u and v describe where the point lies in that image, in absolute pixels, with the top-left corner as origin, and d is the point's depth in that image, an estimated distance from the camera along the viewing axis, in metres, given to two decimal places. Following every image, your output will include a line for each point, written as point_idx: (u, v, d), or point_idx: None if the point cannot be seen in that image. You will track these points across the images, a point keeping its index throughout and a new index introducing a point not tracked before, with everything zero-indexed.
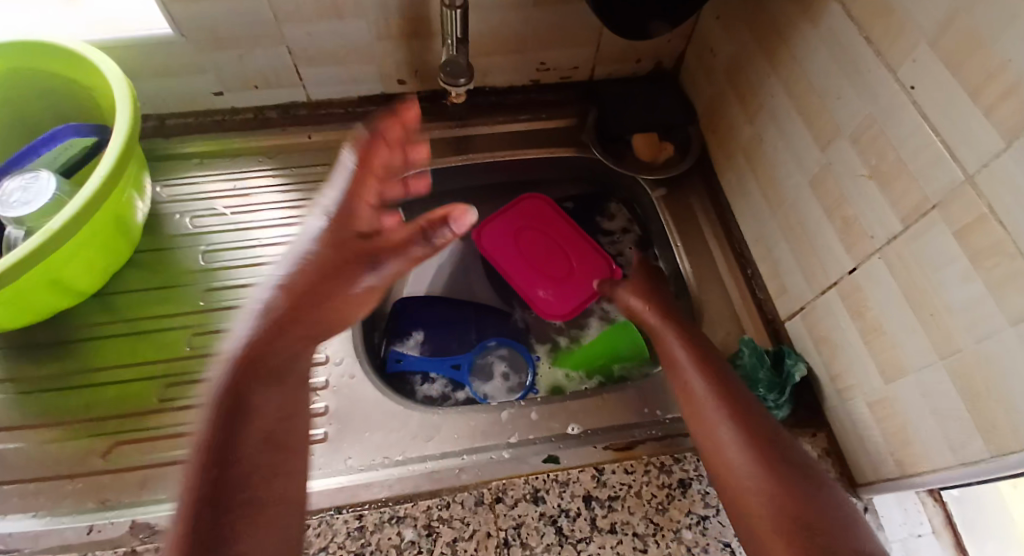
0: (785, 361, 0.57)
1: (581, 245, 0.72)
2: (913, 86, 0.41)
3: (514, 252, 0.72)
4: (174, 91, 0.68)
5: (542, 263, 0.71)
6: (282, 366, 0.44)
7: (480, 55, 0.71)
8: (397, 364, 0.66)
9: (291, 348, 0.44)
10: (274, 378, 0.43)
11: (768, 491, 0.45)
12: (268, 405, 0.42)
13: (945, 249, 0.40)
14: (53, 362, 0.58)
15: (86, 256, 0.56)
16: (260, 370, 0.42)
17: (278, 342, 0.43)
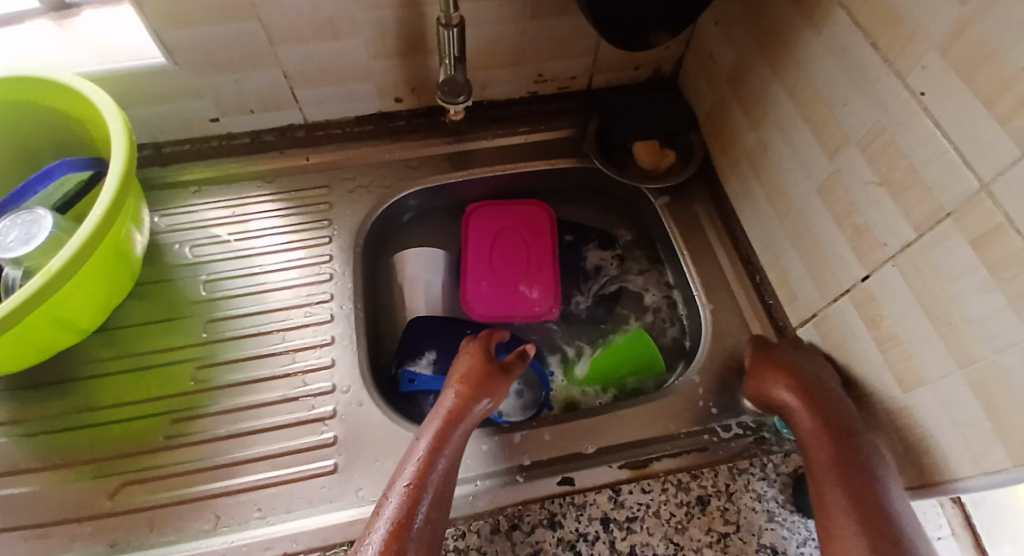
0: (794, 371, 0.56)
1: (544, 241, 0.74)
2: (922, 92, 0.41)
3: (484, 263, 0.73)
4: (170, 119, 0.68)
5: (507, 267, 0.73)
6: (451, 468, 0.47)
7: (477, 70, 0.70)
8: (410, 384, 0.65)
9: (455, 451, 0.48)
10: (445, 477, 0.46)
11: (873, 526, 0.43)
12: (441, 499, 0.45)
13: (962, 258, 0.39)
14: (58, 402, 0.58)
15: (87, 293, 0.56)
16: (435, 472, 0.46)
17: (447, 444, 0.48)
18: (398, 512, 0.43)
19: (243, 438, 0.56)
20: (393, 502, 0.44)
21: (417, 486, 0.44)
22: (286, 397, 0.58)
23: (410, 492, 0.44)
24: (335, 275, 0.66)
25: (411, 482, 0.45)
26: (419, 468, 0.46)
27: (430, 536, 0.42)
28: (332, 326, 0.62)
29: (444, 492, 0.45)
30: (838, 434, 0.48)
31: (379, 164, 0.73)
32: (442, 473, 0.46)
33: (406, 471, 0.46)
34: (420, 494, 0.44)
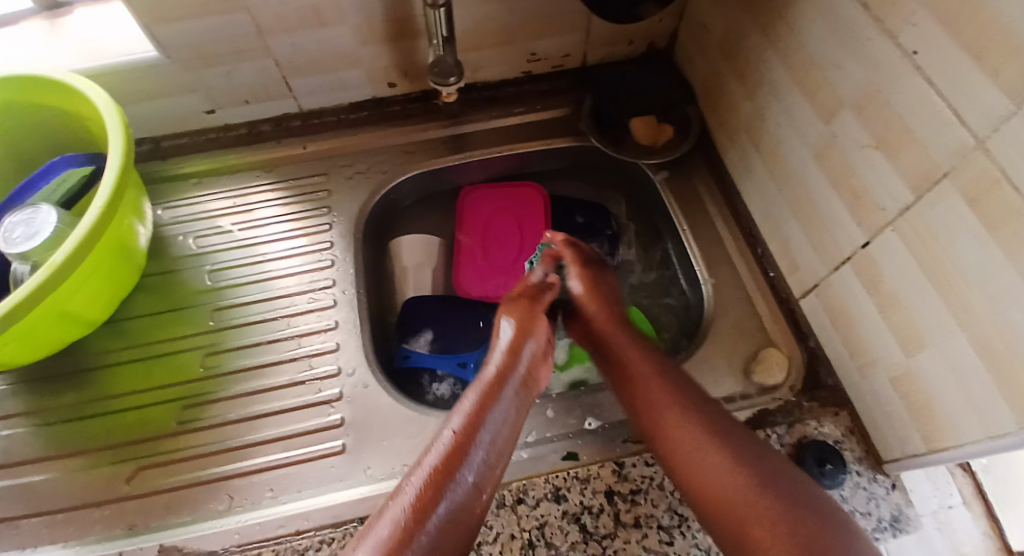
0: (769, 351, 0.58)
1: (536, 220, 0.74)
2: (915, 51, 0.40)
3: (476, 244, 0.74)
4: (165, 113, 0.68)
5: (499, 247, 0.74)
6: (502, 407, 0.49)
7: (469, 51, 0.69)
8: (406, 361, 0.65)
9: (509, 393, 0.50)
10: (499, 417, 0.48)
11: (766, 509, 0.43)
12: (494, 440, 0.47)
13: (960, 219, 0.39)
14: (71, 393, 0.59)
15: (93, 287, 0.57)
16: (488, 413, 0.48)
17: (506, 385, 0.51)
18: (455, 442, 0.45)
19: (254, 422, 0.57)
20: (446, 438, 0.46)
21: (475, 424, 0.47)
22: (293, 381, 0.59)
23: (463, 430, 0.46)
24: (336, 261, 0.66)
25: (465, 417, 0.47)
26: (474, 407, 0.48)
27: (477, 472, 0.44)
28: (335, 311, 0.63)
29: (499, 435, 0.47)
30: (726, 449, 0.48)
31: (376, 150, 0.73)
32: (496, 415, 0.48)
33: (462, 408, 0.49)
34: (474, 430, 0.46)
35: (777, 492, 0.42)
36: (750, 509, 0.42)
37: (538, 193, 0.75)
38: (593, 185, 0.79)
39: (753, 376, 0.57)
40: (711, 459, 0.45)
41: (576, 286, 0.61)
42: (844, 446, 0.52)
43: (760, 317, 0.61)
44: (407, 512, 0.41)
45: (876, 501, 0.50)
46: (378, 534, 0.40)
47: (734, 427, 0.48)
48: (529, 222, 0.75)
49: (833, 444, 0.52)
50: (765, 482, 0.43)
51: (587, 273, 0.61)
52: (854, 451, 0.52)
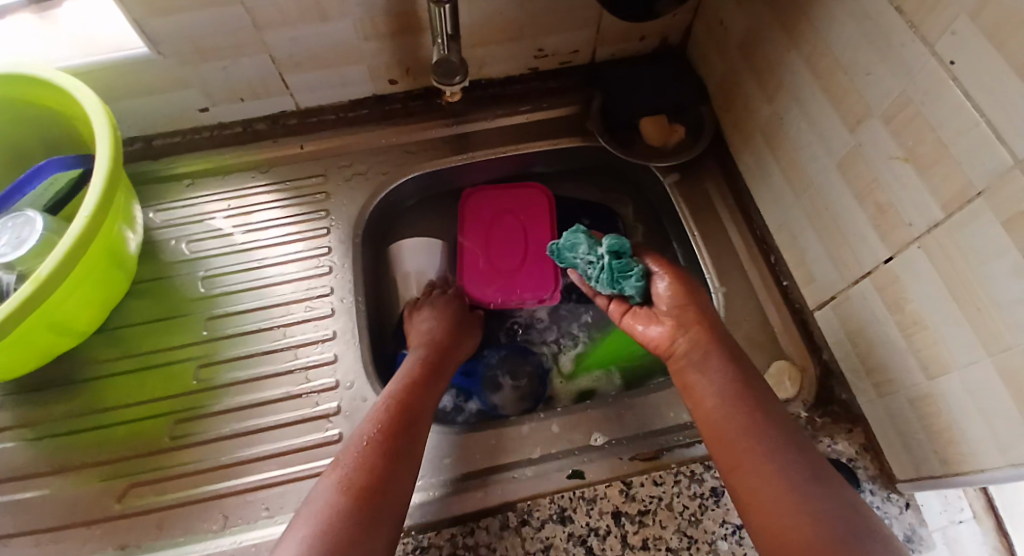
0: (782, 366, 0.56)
1: (542, 222, 0.72)
2: (953, 61, 0.38)
3: (479, 247, 0.71)
4: (159, 111, 0.66)
5: (505, 250, 0.71)
6: (417, 407, 0.51)
7: (474, 48, 0.67)
8: None
9: (419, 394, 0.53)
10: (415, 418, 0.50)
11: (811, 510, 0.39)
12: (410, 438, 0.49)
13: (993, 240, 0.37)
14: (62, 404, 0.57)
15: (84, 295, 0.55)
16: (404, 412, 0.50)
17: (420, 389, 0.54)
18: (368, 441, 0.47)
19: (250, 437, 0.55)
20: (359, 441, 0.47)
21: (388, 423, 0.49)
22: (290, 394, 0.57)
23: (376, 430, 0.48)
24: (334, 267, 0.64)
25: (375, 415, 0.50)
26: (385, 408, 0.50)
27: (395, 466, 0.46)
28: (333, 320, 0.61)
29: (415, 434, 0.49)
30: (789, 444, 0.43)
31: (376, 149, 0.71)
32: (410, 414, 0.51)
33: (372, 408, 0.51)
34: (387, 429, 0.48)
35: (818, 503, 0.39)
36: (790, 517, 0.39)
37: (543, 194, 0.72)
38: (599, 185, 0.76)
39: None
40: (755, 463, 0.42)
41: (661, 290, 0.55)
42: (858, 464, 0.51)
43: (772, 330, 0.59)
44: (325, 511, 0.41)
45: (889, 520, 0.48)
46: (295, 537, 0.40)
47: (789, 434, 0.44)
48: (534, 224, 0.72)
49: (846, 461, 0.51)
50: (808, 491, 0.40)
51: (686, 285, 0.54)
52: (867, 469, 0.51)
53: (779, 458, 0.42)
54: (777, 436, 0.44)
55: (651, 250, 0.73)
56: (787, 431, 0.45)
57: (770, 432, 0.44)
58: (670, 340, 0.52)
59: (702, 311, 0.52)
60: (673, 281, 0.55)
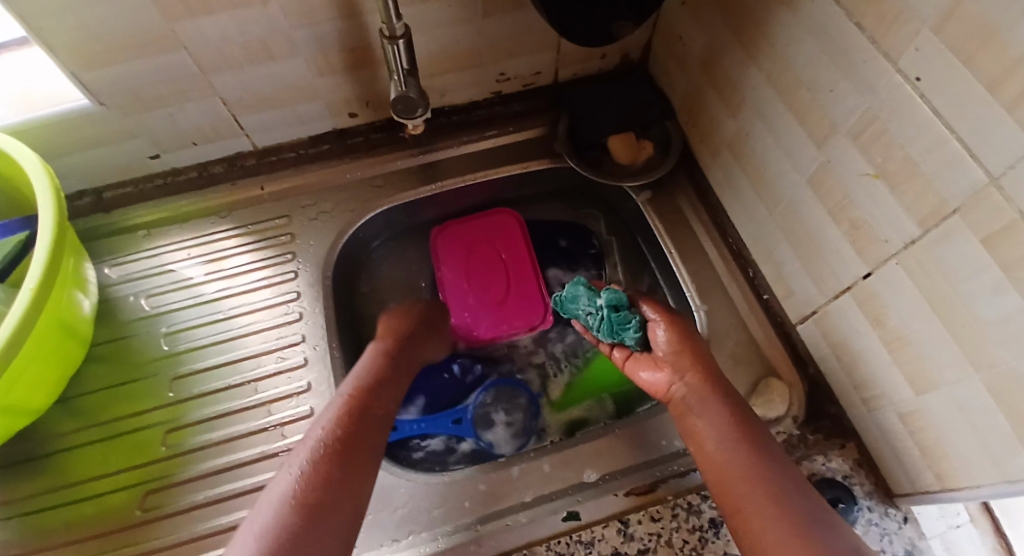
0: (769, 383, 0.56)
1: (520, 252, 0.70)
2: (918, 78, 0.37)
3: (459, 279, 0.69)
4: (105, 163, 0.62)
5: (485, 280, 0.69)
6: (372, 411, 0.50)
7: (433, 77, 0.65)
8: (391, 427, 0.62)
9: (376, 395, 0.51)
10: (369, 423, 0.49)
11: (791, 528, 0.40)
12: (362, 445, 0.47)
13: (972, 258, 0.37)
14: (21, 486, 0.54)
15: (36, 374, 0.51)
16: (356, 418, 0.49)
17: (375, 387, 0.52)
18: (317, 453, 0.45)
19: (226, 504, 0.52)
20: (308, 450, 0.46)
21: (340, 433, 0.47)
22: (265, 454, 0.54)
23: (329, 438, 0.46)
24: (305, 313, 0.62)
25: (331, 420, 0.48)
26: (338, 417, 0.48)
27: (347, 480, 0.44)
28: (307, 370, 0.58)
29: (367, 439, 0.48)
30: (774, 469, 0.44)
31: (340, 186, 0.69)
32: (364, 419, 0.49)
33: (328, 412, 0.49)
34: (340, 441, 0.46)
35: (814, 541, 0.38)
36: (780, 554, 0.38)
37: (519, 220, 0.71)
38: (573, 204, 0.75)
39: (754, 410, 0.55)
40: (747, 502, 0.42)
41: (660, 338, 0.53)
42: (853, 480, 0.50)
43: (756, 346, 0.59)
44: (276, 524, 0.40)
45: (888, 537, 0.48)
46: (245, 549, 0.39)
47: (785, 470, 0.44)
48: (511, 252, 0.70)
49: (842, 479, 0.50)
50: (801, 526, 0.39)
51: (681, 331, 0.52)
52: (863, 485, 0.50)
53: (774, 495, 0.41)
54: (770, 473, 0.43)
55: (629, 269, 0.72)
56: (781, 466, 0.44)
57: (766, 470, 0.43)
58: (669, 386, 0.51)
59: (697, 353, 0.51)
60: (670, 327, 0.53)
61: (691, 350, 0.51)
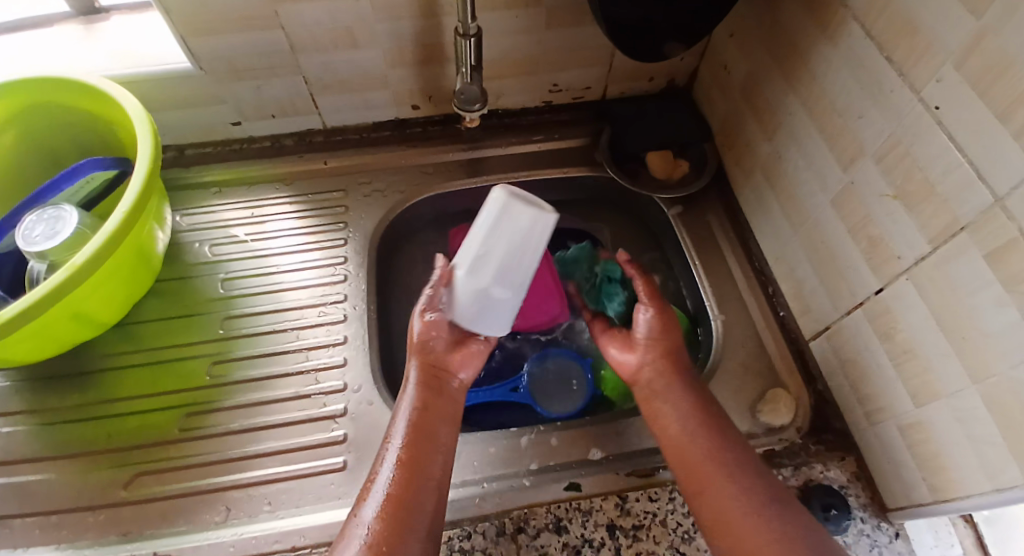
0: (777, 393, 0.58)
1: None
2: (938, 106, 0.41)
3: None
4: (193, 122, 0.70)
5: None
6: (439, 435, 0.48)
7: (493, 79, 0.71)
8: None
9: (441, 416, 0.49)
10: (427, 482, 0.44)
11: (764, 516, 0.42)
12: (422, 514, 0.43)
13: (975, 272, 0.39)
14: (74, 393, 0.59)
15: (107, 290, 0.57)
16: (418, 483, 0.44)
17: (430, 440, 0.47)
18: (379, 528, 0.41)
19: (256, 433, 0.57)
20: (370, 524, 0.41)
21: (400, 499, 0.43)
22: (297, 394, 0.59)
23: (401, 469, 0.44)
24: (349, 276, 0.67)
25: (392, 485, 0.43)
26: (397, 478, 0.44)
27: (432, 512, 0.43)
28: (345, 326, 0.64)
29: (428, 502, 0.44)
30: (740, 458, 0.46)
31: (395, 169, 0.75)
32: (425, 483, 0.44)
33: (386, 472, 0.44)
34: (403, 506, 0.42)
35: (781, 528, 0.41)
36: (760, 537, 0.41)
37: None
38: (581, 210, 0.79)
39: (760, 416, 0.57)
40: (726, 488, 0.44)
41: (643, 320, 0.55)
42: (850, 491, 0.52)
43: (768, 358, 0.61)
44: None
45: (878, 548, 0.49)
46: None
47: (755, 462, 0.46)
48: None
49: (839, 488, 0.52)
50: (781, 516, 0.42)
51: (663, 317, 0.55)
52: (859, 497, 0.51)
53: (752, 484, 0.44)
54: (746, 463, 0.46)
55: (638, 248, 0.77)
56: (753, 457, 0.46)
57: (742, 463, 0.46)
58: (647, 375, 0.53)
59: (672, 340, 0.54)
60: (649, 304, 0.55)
61: (667, 339, 0.54)
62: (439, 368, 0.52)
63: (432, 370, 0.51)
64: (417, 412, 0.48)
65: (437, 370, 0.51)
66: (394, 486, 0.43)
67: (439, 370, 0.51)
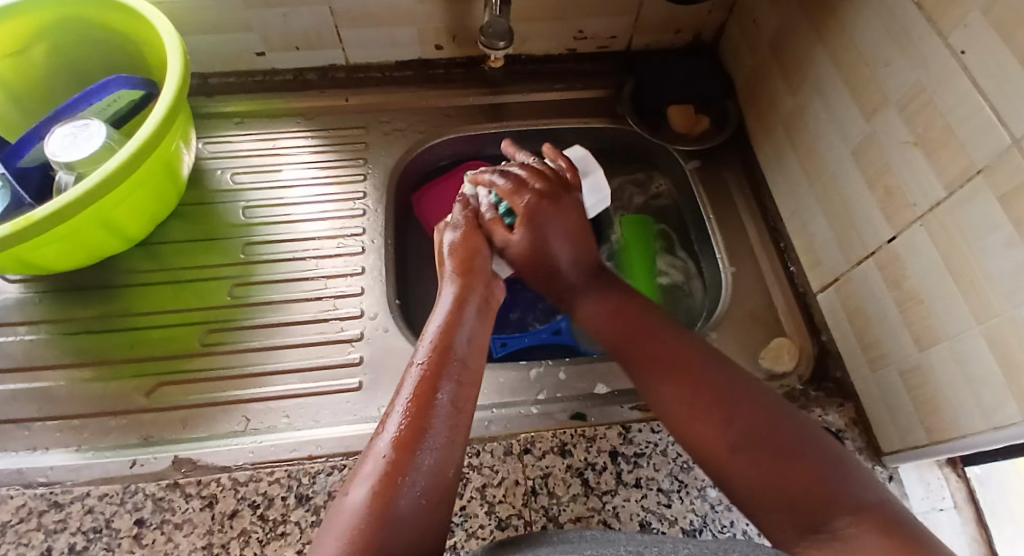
0: (782, 342, 0.59)
1: None
2: (963, 51, 0.41)
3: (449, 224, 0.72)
4: (220, 49, 0.70)
5: None
6: (465, 354, 0.45)
7: (520, 22, 0.71)
8: (502, 348, 0.67)
9: (466, 335, 0.46)
10: (458, 366, 0.43)
11: (776, 472, 0.38)
12: (444, 435, 0.39)
13: (988, 214, 0.40)
14: (98, 306, 0.61)
15: (134, 201, 0.58)
16: (450, 367, 0.43)
17: (460, 330, 0.46)
18: (413, 403, 0.40)
19: (275, 352, 0.59)
20: (403, 401, 0.40)
21: (430, 380, 0.41)
22: (316, 318, 0.61)
23: (426, 381, 0.41)
24: (367, 210, 0.68)
25: (423, 375, 0.42)
26: (429, 361, 0.43)
27: (458, 431, 0.40)
28: (363, 257, 0.65)
29: (462, 386, 0.43)
30: (750, 402, 0.41)
31: (416, 110, 0.75)
32: (456, 367, 0.43)
33: (415, 366, 0.43)
34: (432, 383, 0.41)
35: (797, 474, 0.37)
36: (741, 469, 0.39)
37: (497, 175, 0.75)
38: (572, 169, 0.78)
39: (762, 362, 0.59)
40: (695, 427, 0.42)
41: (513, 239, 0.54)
42: (846, 435, 0.53)
43: (775, 310, 0.62)
44: (378, 477, 0.36)
45: None
46: (353, 503, 0.35)
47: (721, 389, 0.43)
48: None
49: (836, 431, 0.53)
50: (757, 438, 0.39)
51: (549, 191, 0.56)
52: (855, 441, 0.53)
53: (723, 412, 0.41)
54: (715, 387, 0.43)
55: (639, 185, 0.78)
56: (726, 381, 0.43)
57: (706, 391, 0.43)
58: (605, 333, 0.51)
59: (557, 225, 0.55)
60: (539, 182, 0.57)
61: (558, 208, 0.56)
62: (473, 264, 0.52)
63: (466, 269, 0.52)
64: (449, 322, 0.46)
65: (471, 268, 0.52)
66: (416, 398, 0.40)
67: (474, 270, 0.52)
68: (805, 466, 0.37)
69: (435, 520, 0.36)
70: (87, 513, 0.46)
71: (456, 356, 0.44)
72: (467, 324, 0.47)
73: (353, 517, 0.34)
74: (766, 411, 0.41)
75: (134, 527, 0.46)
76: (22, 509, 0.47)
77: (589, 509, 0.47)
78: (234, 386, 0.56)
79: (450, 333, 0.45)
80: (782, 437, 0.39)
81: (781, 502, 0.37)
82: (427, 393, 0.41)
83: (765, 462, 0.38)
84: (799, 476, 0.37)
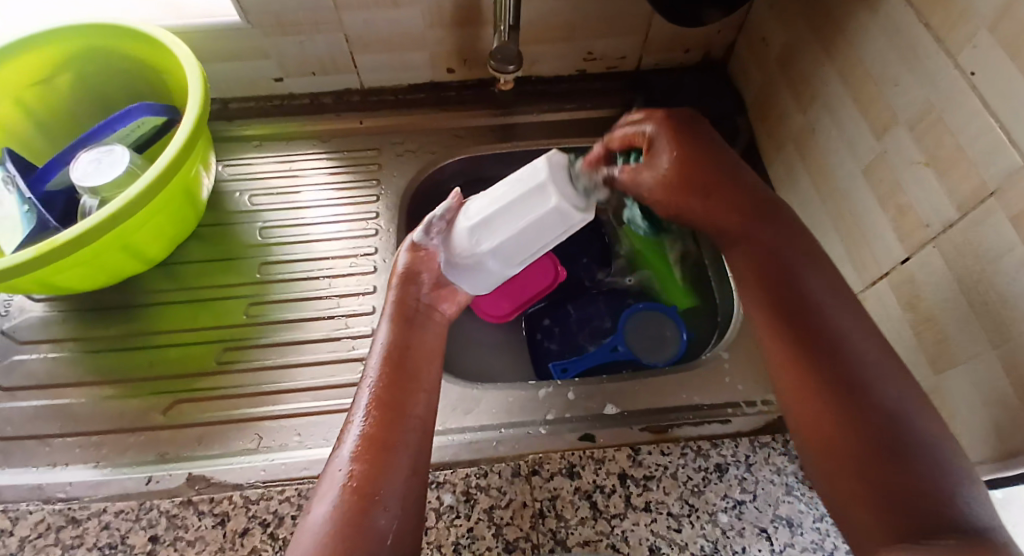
0: None
1: None
2: (972, 71, 0.41)
3: None
4: (238, 75, 0.72)
5: None
6: (417, 361, 0.47)
7: (530, 44, 0.72)
8: (563, 374, 0.66)
9: (421, 346, 0.48)
10: (412, 381, 0.45)
11: (873, 491, 0.37)
12: (404, 448, 0.41)
13: (1002, 236, 0.39)
14: (118, 326, 0.63)
15: (156, 223, 0.60)
16: (401, 378, 0.45)
17: (411, 346, 0.47)
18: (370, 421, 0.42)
19: (289, 370, 0.60)
20: (360, 419, 0.42)
21: (388, 395, 0.44)
22: (329, 336, 0.62)
23: (379, 399, 0.43)
24: (380, 231, 0.70)
25: (375, 394, 0.43)
26: (382, 377, 0.45)
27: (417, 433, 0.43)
28: (375, 277, 0.66)
29: (419, 398, 0.45)
30: (862, 410, 0.39)
31: (428, 131, 0.76)
32: (406, 377, 0.45)
33: (367, 387, 0.44)
34: (393, 401, 0.43)
35: (909, 493, 0.36)
36: (850, 473, 0.38)
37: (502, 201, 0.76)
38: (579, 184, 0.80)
39: None
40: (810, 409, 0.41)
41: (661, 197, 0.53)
42: None
43: None
44: (342, 492, 0.38)
45: None
46: (316, 520, 0.37)
47: (846, 384, 0.40)
48: None
49: None
50: (868, 445, 0.38)
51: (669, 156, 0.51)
52: None
53: (846, 406, 0.40)
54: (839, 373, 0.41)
55: None
56: (849, 358, 0.41)
57: (832, 374, 0.41)
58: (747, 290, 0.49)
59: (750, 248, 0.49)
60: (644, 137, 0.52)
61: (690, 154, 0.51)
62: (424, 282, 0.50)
63: (411, 280, 0.50)
64: (396, 338, 0.47)
65: (414, 278, 0.50)
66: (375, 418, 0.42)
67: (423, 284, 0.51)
68: (908, 482, 0.36)
69: (407, 531, 0.39)
70: (104, 528, 0.47)
71: (412, 372, 0.46)
72: (414, 336, 0.48)
73: (319, 533, 0.36)
74: (881, 410, 0.39)
75: (149, 543, 0.46)
76: (42, 525, 0.48)
77: (598, 533, 0.47)
78: (245, 405, 0.57)
79: (409, 352, 0.47)
80: (891, 450, 0.37)
81: (884, 519, 0.36)
82: (394, 416, 0.43)
83: (872, 472, 0.37)
84: (909, 491, 0.36)
